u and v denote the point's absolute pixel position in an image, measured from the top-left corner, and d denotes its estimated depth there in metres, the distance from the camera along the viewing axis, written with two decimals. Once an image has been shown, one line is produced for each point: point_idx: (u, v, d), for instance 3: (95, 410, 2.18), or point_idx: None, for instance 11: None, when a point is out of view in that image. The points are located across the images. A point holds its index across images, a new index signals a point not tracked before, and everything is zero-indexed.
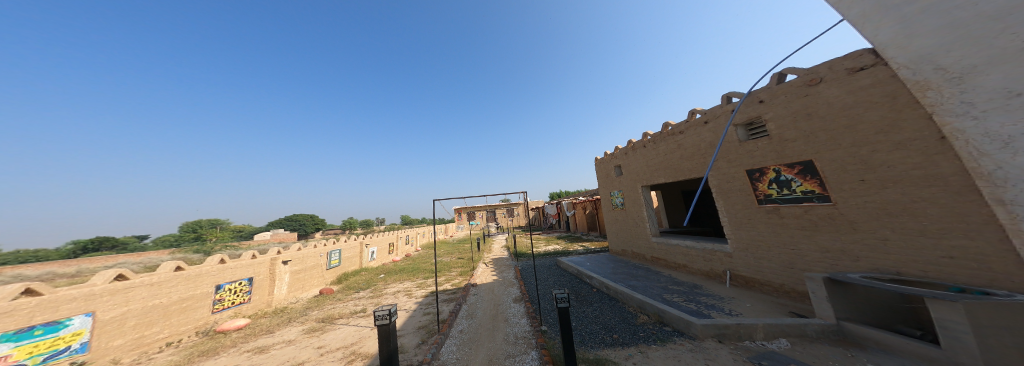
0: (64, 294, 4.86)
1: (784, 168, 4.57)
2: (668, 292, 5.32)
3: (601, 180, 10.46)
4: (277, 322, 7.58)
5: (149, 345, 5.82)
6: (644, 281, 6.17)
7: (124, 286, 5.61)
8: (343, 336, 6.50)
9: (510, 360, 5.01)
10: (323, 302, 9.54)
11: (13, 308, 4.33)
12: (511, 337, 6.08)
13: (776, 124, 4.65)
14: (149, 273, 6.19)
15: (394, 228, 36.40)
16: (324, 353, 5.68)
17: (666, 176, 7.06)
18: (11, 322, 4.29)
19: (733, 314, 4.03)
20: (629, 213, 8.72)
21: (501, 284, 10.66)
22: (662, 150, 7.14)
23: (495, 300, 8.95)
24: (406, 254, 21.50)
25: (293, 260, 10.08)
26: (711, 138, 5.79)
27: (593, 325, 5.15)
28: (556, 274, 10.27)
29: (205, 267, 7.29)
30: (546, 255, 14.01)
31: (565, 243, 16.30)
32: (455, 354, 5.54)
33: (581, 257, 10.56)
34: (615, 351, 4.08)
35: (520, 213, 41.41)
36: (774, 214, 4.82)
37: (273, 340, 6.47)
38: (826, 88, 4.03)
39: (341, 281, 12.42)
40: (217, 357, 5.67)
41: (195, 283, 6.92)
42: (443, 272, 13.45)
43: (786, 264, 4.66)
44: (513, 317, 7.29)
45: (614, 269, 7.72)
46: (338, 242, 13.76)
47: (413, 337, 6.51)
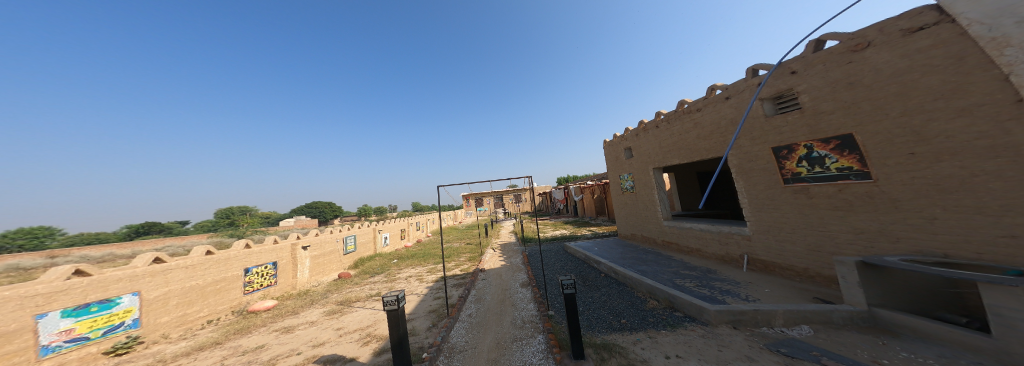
0: (111, 275, 5.22)
1: (817, 144, 4.31)
2: (680, 277, 5.24)
3: (610, 163, 10.23)
4: (300, 303, 7.98)
5: (190, 323, 6.28)
6: (654, 266, 6.10)
7: (162, 268, 5.91)
8: (360, 319, 6.79)
9: (517, 344, 5.13)
10: (342, 285, 9.98)
11: (67, 287, 4.70)
12: (518, 321, 6.20)
13: (810, 96, 4.36)
14: (184, 256, 6.52)
15: (405, 215, 37.42)
16: (343, 334, 5.96)
17: (680, 157, 6.83)
18: (67, 300, 4.66)
19: (749, 299, 3.95)
20: (639, 197, 8.55)
21: (509, 269, 10.82)
22: (676, 130, 6.86)
23: (502, 284, 9.12)
24: (418, 240, 22.14)
25: (312, 245, 10.46)
26: (732, 115, 5.50)
27: (601, 310, 5.18)
28: (563, 259, 10.36)
29: (233, 251, 7.62)
30: (554, 240, 14.07)
31: (573, 228, 16.33)
32: (464, 337, 5.72)
33: (589, 242, 10.53)
34: (623, 336, 4.13)
35: (528, 199, 41.52)
36: (803, 194, 4.60)
37: (298, 321, 6.83)
38: (874, 53, 3.69)
39: (358, 265, 12.93)
40: (248, 335, 6.04)
41: (226, 266, 7.26)
42: (453, 257, 13.78)
43: (813, 246, 4.49)
44: (520, 302, 7.43)
45: (623, 253, 7.68)
46: (354, 228, 14.20)
47: (424, 321, 6.74)
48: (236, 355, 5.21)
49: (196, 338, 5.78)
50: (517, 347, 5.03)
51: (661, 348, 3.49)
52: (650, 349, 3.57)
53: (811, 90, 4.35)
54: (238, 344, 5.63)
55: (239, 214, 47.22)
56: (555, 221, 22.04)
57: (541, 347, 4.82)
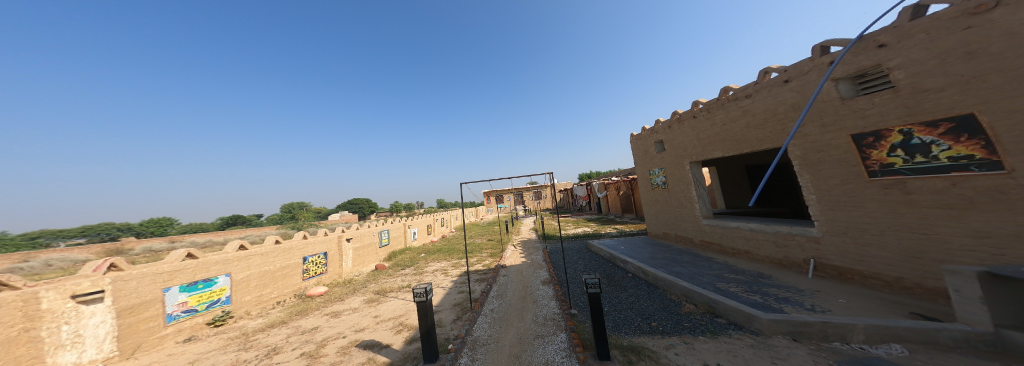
0: (211, 259, 6.16)
1: (920, 128, 3.64)
2: (722, 281, 4.85)
3: (638, 158, 9.77)
4: (345, 291, 8.61)
5: (265, 302, 7.17)
6: (690, 268, 5.71)
7: (245, 254, 6.83)
8: (394, 308, 7.14)
9: (539, 340, 5.09)
10: (379, 276, 10.58)
11: (181, 268, 5.64)
12: (540, 318, 6.14)
13: (906, 71, 3.74)
14: (259, 244, 7.42)
15: (429, 211, 39.00)
16: (379, 322, 6.33)
17: (724, 149, 6.29)
18: (184, 278, 5.64)
19: (817, 310, 3.50)
20: (672, 193, 8.06)
21: (530, 266, 10.77)
22: (719, 121, 6.33)
23: (524, 281, 9.11)
24: (442, 235, 22.92)
25: (354, 238, 11.21)
26: (793, 100, 4.90)
27: (628, 312, 4.98)
28: (586, 257, 10.09)
29: (294, 241, 8.43)
30: (577, 237, 13.80)
31: (597, 225, 15.88)
32: (486, 331, 5.77)
33: (615, 240, 10.14)
34: (654, 340, 3.91)
35: (548, 196, 41.23)
36: (897, 189, 3.93)
37: (343, 307, 7.37)
38: (1003, 14, 3.05)
39: (391, 258, 13.61)
40: (306, 317, 6.69)
41: (289, 254, 8.03)
42: (475, 253, 14.05)
43: (911, 252, 3.83)
44: (541, 299, 7.35)
45: (653, 253, 7.27)
46: (386, 223, 14.94)
47: (449, 313, 6.92)
48: (298, 332, 5.79)
49: (268, 317, 6.59)
50: (539, 344, 4.97)
51: (698, 356, 3.24)
52: (686, 355, 3.33)
53: (908, 64, 3.73)
54: (298, 325, 6.23)
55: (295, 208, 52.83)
56: (578, 218, 21.63)
57: (563, 346, 4.72)
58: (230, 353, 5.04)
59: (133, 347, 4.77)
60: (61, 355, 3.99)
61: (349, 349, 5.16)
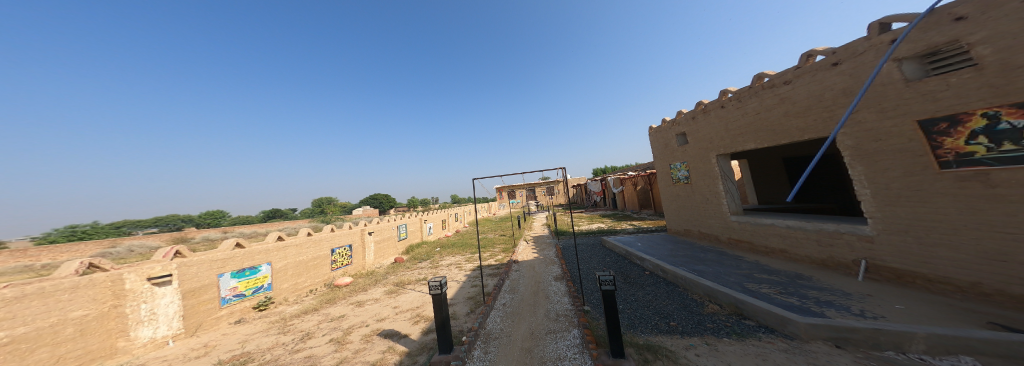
0: (254, 249, 6.97)
1: (1007, 111, 3.03)
2: (752, 282, 4.60)
3: (657, 151, 9.41)
4: (368, 282, 9.05)
5: (301, 289, 8.03)
6: (713, 267, 5.46)
7: (282, 245, 7.65)
8: (411, 299, 7.37)
9: (550, 336, 5.07)
10: (398, 268, 10.96)
11: (231, 256, 6.45)
12: (552, 314, 6.12)
13: (991, 47, 3.15)
14: (294, 236, 8.26)
15: (444, 206, 39.95)
16: (398, 312, 6.55)
17: (756, 140, 5.88)
18: (234, 265, 6.43)
19: (866, 315, 3.15)
20: (696, 188, 7.72)
21: (543, 262, 10.72)
22: (752, 110, 5.91)
23: (537, 276, 9.08)
24: (457, 230, 23.48)
25: (375, 231, 11.77)
26: (841, 85, 4.42)
27: (645, 310, 4.87)
28: (600, 254, 9.90)
29: (323, 233, 9.22)
30: (592, 233, 13.57)
31: (613, 221, 15.56)
32: (499, 325, 5.82)
33: (631, 236, 9.85)
34: (672, 340, 3.80)
35: (562, 191, 40.94)
36: (977, 182, 3.31)
37: (366, 297, 7.76)
38: None
39: (409, 251, 14.10)
40: (334, 305, 7.25)
41: (319, 246, 8.87)
42: (488, 247, 14.26)
43: (990, 254, 3.27)
44: (553, 295, 7.30)
45: (673, 251, 7.02)
46: (404, 217, 15.45)
47: (463, 306, 7.03)
48: (327, 320, 6.34)
49: (303, 303, 7.36)
50: (551, 339, 4.95)
51: (721, 357, 3.11)
52: (707, 356, 3.20)
53: (995, 39, 3.13)
54: (327, 312, 6.83)
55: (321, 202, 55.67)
56: (592, 214, 21.30)
57: (576, 342, 4.68)
58: (272, 335, 5.68)
59: (195, 325, 5.61)
60: (141, 329, 4.82)
61: (371, 337, 5.44)
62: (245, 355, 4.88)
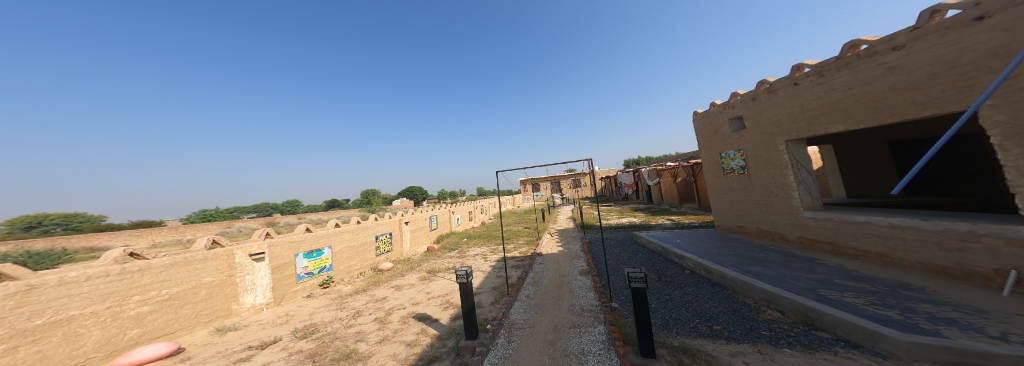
0: (320, 233, 8.16)
1: None
2: (829, 288, 3.93)
3: (704, 139, 8.60)
4: (405, 268, 9.62)
5: (354, 271, 9.11)
6: (774, 270, 4.84)
7: (338, 231, 8.69)
8: (442, 286, 7.68)
9: (574, 330, 4.95)
10: (430, 256, 11.52)
11: (304, 239, 7.63)
12: (576, 308, 5.98)
13: None
14: (347, 223, 9.33)
15: (470, 198, 41.14)
16: (430, 298, 6.87)
17: (844, 121, 4.93)
18: (306, 246, 7.61)
19: (1009, 341, 2.42)
20: (755, 178, 6.91)
21: (568, 256, 10.52)
22: (839, 85, 4.95)
23: (560, 270, 8.93)
24: (483, 221, 24.04)
25: (410, 221, 12.51)
26: (984, 46, 3.47)
27: (683, 312, 4.60)
28: (633, 249, 9.40)
29: (369, 222, 10.12)
30: (622, 228, 12.95)
31: (647, 216, 14.75)
32: (522, 316, 5.83)
33: (668, 232, 9.20)
34: (715, 344, 3.50)
35: (589, 183, 39.76)
36: None
37: (404, 281, 8.28)
38: None
39: (440, 240, 14.79)
40: (379, 287, 7.88)
41: (367, 233, 9.80)
42: (511, 239, 14.45)
43: None
44: (579, 289, 7.13)
45: (722, 250, 6.40)
46: (435, 208, 16.15)
47: (488, 296, 7.17)
48: (372, 301, 6.92)
49: (355, 284, 8.24)
50: (575, 333, 4.84)
51: None
52: None
53: None
54: (373, 294, 7.42)
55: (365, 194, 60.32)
56: (624, 208, 20.38)
57: (601, 338, 4.51)
58: (332, 310, 6.49)
59: (281, 296, 6.87)
60: (246, 296, 6.16)
61: (407, 319, 5.76)
62: (312, 326, 5.69)
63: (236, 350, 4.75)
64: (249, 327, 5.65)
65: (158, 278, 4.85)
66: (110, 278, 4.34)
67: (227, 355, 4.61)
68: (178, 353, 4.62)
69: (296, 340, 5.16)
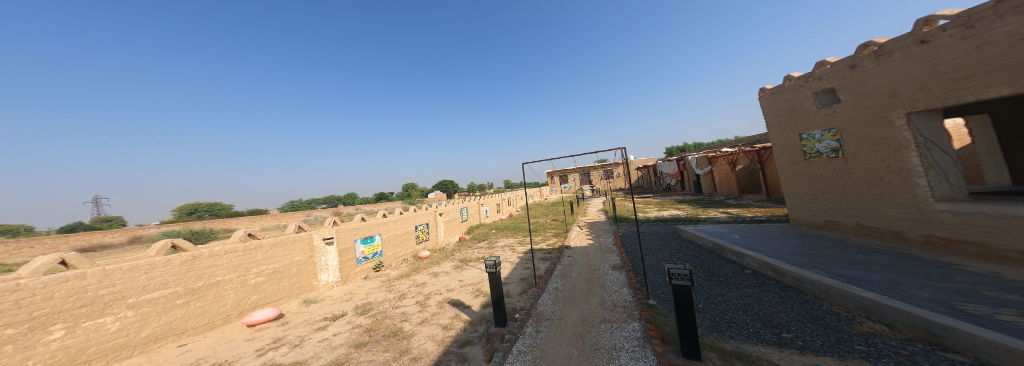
0: (374, 222, 8.92)
1: None
2: (966, 300, 2.97)
3: (778, 120, 7.35)
4: (441, 256, 10.08)
5: (399, 257, 9.82)
6: (879, 276, 3.90)
7: (385, 220, 9.37)
8: (473, 275, 7.87)
9: (606, 325, 4.72)
10: (463, 246, 11.92)
11: (361, 226, 8.40)
12: (607, 303, 5.69)
13: None
14: (394, 213, 10.04)
15: (498, 191, 41.81)
16: (462, 285, 7.09)
17: (1012, 82, 3.60)
18: (363, 233, 8.39)
19: None
20: (855, 164, 5.65)
21: (598, 249, 10.10)
22: (999, 37, 3.68)
23: (590, 264, 8.58)
24: (511, 213, 24.25)
25: (444, 212, 13.03)
26: None
27: (743, 316, 4.13)
28: (678, 245, 8.65)
29: (410, 213, 10.74)
30: (663, 222, 12.02)
31: (693, 208, 13.51)
32: (551, 307, 5.72)
33: (723, 227, 8.25)
34: (780, 353, 3.07)
35: (622, 174, 37.72)
36: None
37: (440, 269, 8.67)
38: None
39: (470, 231, 15.27)
40: (419, 273, 8.37)
41: (408, 223, 10.43)
42: (540, 231, 14.29)
43: None
44: (611, 284, 6.78)
45: (798, 248, 5.50)
46: (466, 200, 16.61)
47: (516, 286, 7.19)
48: (414, 285, 7.37)
49: (400, 269, 8.87)
50: (607, 328, 4.59)
51: None
52: None
53: None
54: (413, 279, 7.90)
55: (406, 187, 65.02)
56: (664, 200, 18.97)
57: (636, 335, 4.21)
58: (382, 291, 7.09)
59: (346, 276, 7.75)
60: (323, 275, 7.19)
61: (443, 304, 6.02)
62: (369, 304, 6.27)
63: (317, 319, 5.66)
64: (325, 301, 6.62)
65: (267, 255, 6.08)
66: (239, 253, 5.59)
67: (310, 323, 5.52)
68: (279, 319, 5.72)
69: (356, 315, 5.75)
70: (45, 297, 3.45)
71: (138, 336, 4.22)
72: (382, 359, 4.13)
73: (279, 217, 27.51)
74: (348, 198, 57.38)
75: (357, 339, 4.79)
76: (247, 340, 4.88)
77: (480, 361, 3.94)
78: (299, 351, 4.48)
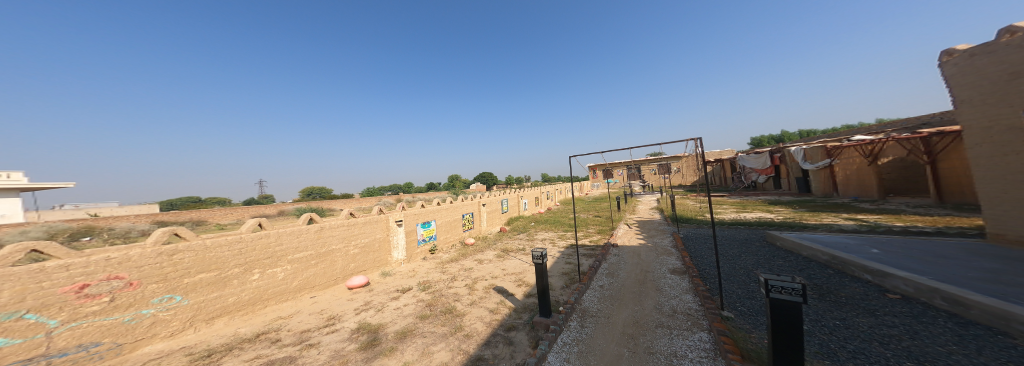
0: (431, 209, 9.87)
1: None
2: None
3: (981, 94, 5.23)
4: (484, 245, 10.58)
5: (449, 242, 10.69)
6: None
7: (438, 208, 10.26)
8: (515, 265, 8.05)
9: (664, 330, 4.27)
10: (503, 237, 12.27)
11: (421, 212, 9.38)
12: (665, 308, 5.12)
13: None
14: (445, 202, 10.88)
15: (540, 184, 41.29)
16: (505, 274, 7.35)
17: None
18: (422, 218, 9.38)
19: None
20: None
21: (652, 250, 9.14)
22: None
23: (642, 265, 7.82)
24: (549, 207, 23.86)
25: (486, 203, 13.56)
26: None
27: (879, 349, 3.18)
28: (766, 254, 7.17)
29: (457, 202, 11.50)
30: (746, 226, 10.08)
31: (789, 213, 10.98)
32: (596, 305, 5.44)
33: (846, 239, 6.42)
34: None
35: (685, 168, 33.05)
36: None
37: (484, 256, 9.12)
38: None
39: (510, 223, 15.58)
40: (466, 259, 8.96)
41: (456, 211, 11.20)
42: (582, 227, 13.73)
43: None
44: (669, 289, 6.08)
45: (993, 274, 3.93)
46: (506, 193, 16.93)
47: (558, 280, 7.07)
48: (463, 269, 7.95)
49: (449, 254, 9.64)
50: (664, 334, 4.15)
51: None
52: None
53: None
54: (462, 263, 8.53)
55: (456, 178, 70.03)
56: (746, 200, 15.91)
57: (704, 346, 3.68)
58: (437, 271, 7.87)
59: (410, 255, 8.82)
60: (395, 253, 8.29)
61: (489, 289, 6.36)
62: (428, 282, 7.03)
63: (391, 289, 6.62)
64: (397, 275, 7.65)
65: (361, 231, 7.29)
66: (345, 226, 6.88)
67: (386, 292, 6.48)
68: (369, 286, 6.85)
69: (419, 290, 6.52)
70: (251, 248, 5.00)
71: (286, 286, 5.53)
72: (442, 332, 4.60)
73: (360, 200, 32.75)
74: (409, 186, 65.00)
75: (421, 311, 5.42)
76: (350, 299, 6.03)
77: (525, 346, 4.03)
78: (381, 315, 5.32)
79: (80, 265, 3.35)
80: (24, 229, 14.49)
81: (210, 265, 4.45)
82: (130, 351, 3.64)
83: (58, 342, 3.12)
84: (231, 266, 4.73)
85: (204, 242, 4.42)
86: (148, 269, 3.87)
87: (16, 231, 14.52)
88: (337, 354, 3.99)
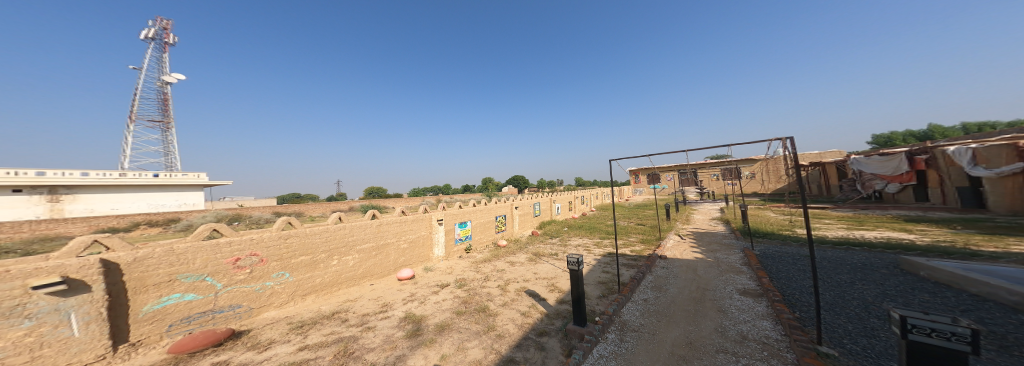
0: (468, 210, 10.02)
1: None
2: None
3: None
4: (516, 248, 10.33)
5: (482, 243, 10.66)
6: None
7: (473, 208, 10.35)
8: (547, 270, 7.60)
9: (728, 358, 3.46)
10: (535, 240, 11.86)
11: (458, 212, 9.56)
12: (731, 333, 4.21)
13: None
14: (481, 203, 10.95)
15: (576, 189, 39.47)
16: (536, 278, 6.97)
17: None
18: (460, 218, 9.55)
19: None
20: None
21: (710, 266, 7.84)
22: None
23: (698, 282, 6.71)
24: (583, 213, 22.58)
25: (519, 206, 13.33)
26: None
27: None
28: (890, 287, 5.54)
29: (491, 204, 11.50)
30: (863, 247, 8.01)
31: (921, 235, 8.49)
32: (638, 319, 4.74)
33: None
34: None
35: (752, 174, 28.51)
36: None
37: (516, 259, 8.85)
38: None
39: (542, 227, 15.07)
40: (497, 261, 8.79)
41: (490, 213, 11.19)
42: (623, 236, 12.61)
43: None
44: (736, 311, 5.05)
45: None
46: (538, 196, 16.48)
47: (594, 289, 6.43)
48: (496, 270, 7.80)
49: (481, 254, 9.60)
50: (728, 361, 3.36)
51: None
52: None
53: None
54: (495, 264, 8.38)
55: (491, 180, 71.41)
56: (864, 215, 12.77)
57: None
58: (470, 270, 7.85)
59: (450, 253, 9.04)
60: (437, 251, 8.55)
61: (520, 292, 6.06)
62: (465, 280, 7.01)
63: (432, 284, 6.74)
64: (437, 271, 7.81)
65: (410, 228, 7.64)
66: (399, 223, 7.30)
67: (428, 286, 6.63)
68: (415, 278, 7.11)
69: (456, 287, 6.54)
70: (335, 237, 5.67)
71: (353, 273, 6.03)
72: (476, 329, 4.43)
73: (409, 200, 35.29)
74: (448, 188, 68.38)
75: (457, 307, 5.36)
76: (400, 290, 6.30)
77: (558, 353, 3.64)
78: (424, 307, 5.39)
79: (238, 242, 4.32)
80: (204, 215, 19.14)
81: (306, 250, 5.19)
82: (256, 315, 4.51)
83: (220, 302, 4.13)
84: (320, 251, 5.41)
85: (306, 229, 5.23)
86: (273, 248, 4.73)
87: (200, 215, 19.09)
88: (388, 339, 4.08)
